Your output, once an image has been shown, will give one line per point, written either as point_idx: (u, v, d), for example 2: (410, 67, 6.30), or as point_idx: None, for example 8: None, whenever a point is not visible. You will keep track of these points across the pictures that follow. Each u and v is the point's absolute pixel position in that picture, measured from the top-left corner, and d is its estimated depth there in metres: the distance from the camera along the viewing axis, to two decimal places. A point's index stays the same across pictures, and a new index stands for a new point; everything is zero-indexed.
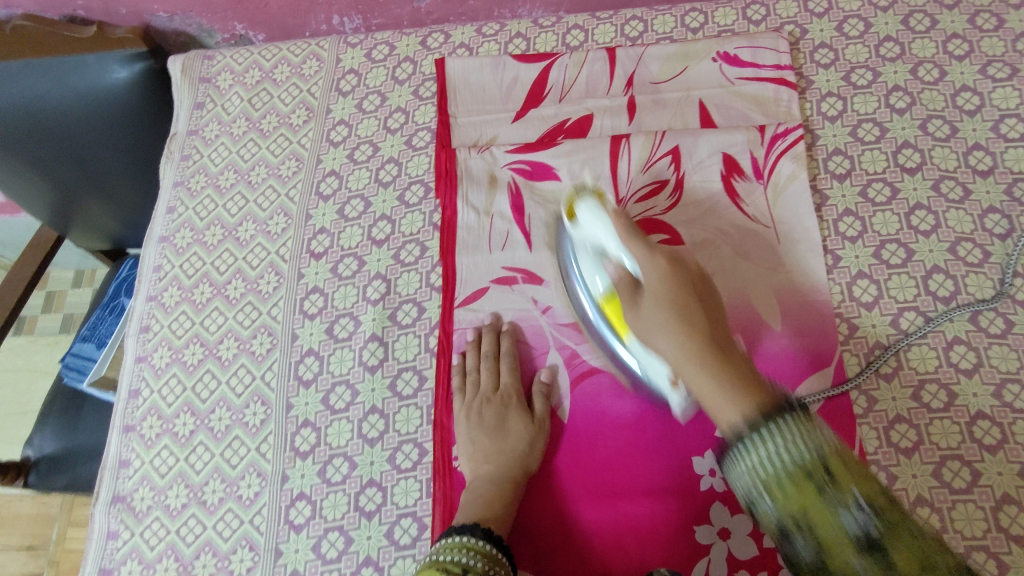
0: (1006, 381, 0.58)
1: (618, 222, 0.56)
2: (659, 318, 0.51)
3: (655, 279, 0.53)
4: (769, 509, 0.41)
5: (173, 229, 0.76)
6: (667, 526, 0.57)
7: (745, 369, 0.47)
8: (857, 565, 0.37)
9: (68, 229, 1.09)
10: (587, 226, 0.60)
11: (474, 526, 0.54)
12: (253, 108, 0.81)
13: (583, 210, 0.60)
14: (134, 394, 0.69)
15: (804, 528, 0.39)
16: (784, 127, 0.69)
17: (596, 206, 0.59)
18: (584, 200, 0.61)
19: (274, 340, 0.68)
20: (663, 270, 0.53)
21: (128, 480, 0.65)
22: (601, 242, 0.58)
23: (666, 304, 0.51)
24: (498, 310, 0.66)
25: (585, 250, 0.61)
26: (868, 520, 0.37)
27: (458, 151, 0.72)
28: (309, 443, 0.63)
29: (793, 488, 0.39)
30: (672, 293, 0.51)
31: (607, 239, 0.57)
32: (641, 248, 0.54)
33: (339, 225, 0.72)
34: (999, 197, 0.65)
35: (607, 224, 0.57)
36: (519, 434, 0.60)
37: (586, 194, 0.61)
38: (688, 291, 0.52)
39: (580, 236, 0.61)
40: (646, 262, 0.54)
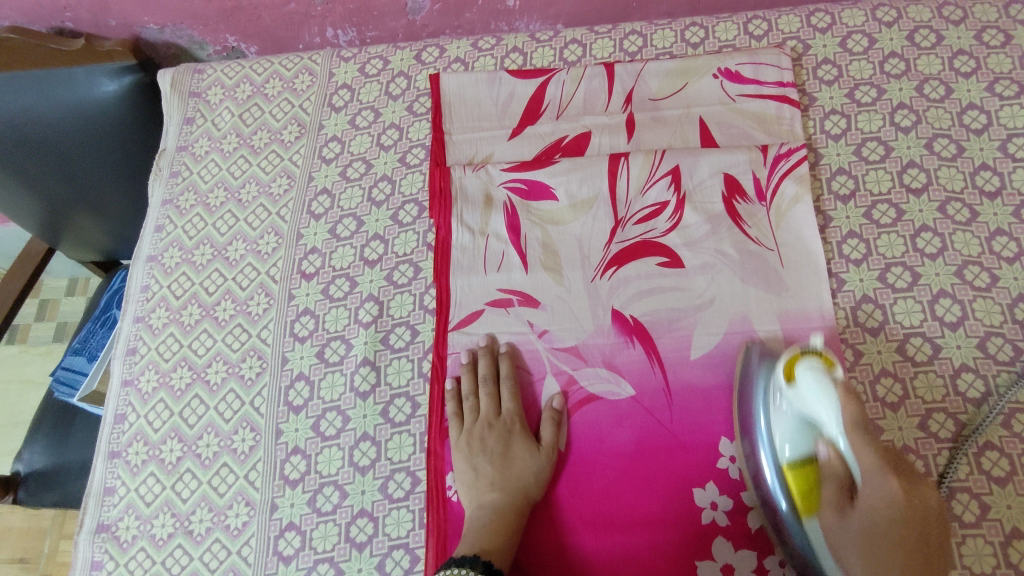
0: (1014, 411, 0.57)
1: (852, 411, 0.47)
2: (871, 527, 0.47)
3: (884, 513, 0.47)
4: None
5: (162, 248, 0.74)
6: (668, 561, 0.56)
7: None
8: None
9: (58, 241, 1.07)
10: (806, 397, 0.50)
11: (478, 557, 0.52)
12: (244, 124, 0.79)
13: (804, 372, 0.50)
14: (119, 419, 0.67)
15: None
16: (787, 146, 0.67)
17: (826, 374, 0.49)
18: (808, 362, 0.50)
19: (264, 364, 0.67)
20: (895, 494, 0.46)
21: (113, 508, 0.64)
22: (816, 418, 0.49)
23: (891, 542, 0.46)
24: (493, 333, 0.64)
25: (787, 412, 0.51)
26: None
27: (452, 169, 0.70)
28: (298, 471, 0.62)
29: None
30: (883, 543, 0.47)
31: (830, 418, 0.48)
32: (875, 464, 0.47)
33: (331, 245, 0.71)
34: (1006, 218, 0.64)
35: (835, 409, 0.48)
36: (524, 461, 0.59)
37: (811, 354, 0.51)
38: (914, 531, 0.46)
39: (791, 400, 0.51)
40: (873, 479, 0.47)
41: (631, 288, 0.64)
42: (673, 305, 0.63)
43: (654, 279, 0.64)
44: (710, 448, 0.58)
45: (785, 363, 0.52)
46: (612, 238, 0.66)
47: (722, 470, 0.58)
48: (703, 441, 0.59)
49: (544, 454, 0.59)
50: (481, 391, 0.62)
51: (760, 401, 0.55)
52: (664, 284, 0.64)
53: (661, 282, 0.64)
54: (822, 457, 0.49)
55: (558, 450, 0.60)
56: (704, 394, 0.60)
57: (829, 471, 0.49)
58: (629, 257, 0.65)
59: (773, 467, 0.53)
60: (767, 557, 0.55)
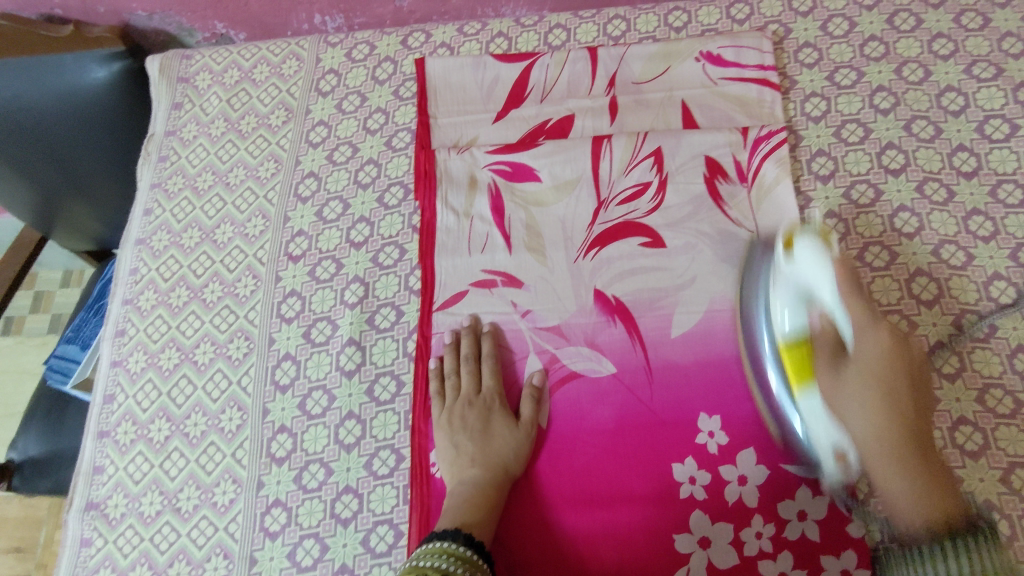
0: (987, 386, 0.58)
1: (845, 281, 0.49)
2: (862, 398, 0.49)
3: (874, 355, 0.49)
4: None
5: (150, 232, 0.75)
6: (646, 534, 0.57)
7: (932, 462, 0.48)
8: None
9: (51, 229, 1.08)
10: (803, 268, 0.52)
11: (457, 530, 0.53)
12: (231, 109, 0.80)
13: (803, 246, 0.52)
14: (108, 400, 0.68)
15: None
16: (767, 129, 0.68)
17: (821, 249, 0.51)
18: (805, 238, 0.52)
19: (250, 344, 0.67)
20: (880, 348, 0.50)
21: (101, 487, 0.64)
22: (812, 285, 0.51)
23: (881, 389, 0.49)
24: (477, 313, 0.65)
25: (785, 284, 0.54)
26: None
27: (437, 152, 0.71)
28: (285, 449, 0.63)
29: None
30: (875, 375, 0.49)
31: (826, 289, 0.50)
32: (864, 318, 0.50)
33: (317, 227, 0.71)
34: (983, 198, 0.65)
35: (829, 278, 0.50)
36: (503, 437, 0.60)
37: (808, 229, 0.53)
38: (901, 370, 0.49)
39: (790, 271, 0.53)
40: (864, 334, 0.50)
41: (613, 268, 0.65)
42: (654, 285, 0.64)
43: (636, 259, 0.65)
44: (689, 424, 0.59)
45: (786, 238, 0.54)
46: (595, 218, 0.67)
47: (700, 445, 0.58)
48: (681, 417, 0.60)
49: (522, 430, 0.60)
50: (463, 369, 0.63)
51: (761, 305, 0.58)
52: (645, 264, 0.65)
53: (643, 262, 0.65)
54: (814, 327, 0.53)
55: (538, 427, 0.61)
56: (683, 372, 0.61)
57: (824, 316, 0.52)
58: (612, 237, 0.66)
59: (772, 358, 0.56)
60: (744, 531, 0.56)
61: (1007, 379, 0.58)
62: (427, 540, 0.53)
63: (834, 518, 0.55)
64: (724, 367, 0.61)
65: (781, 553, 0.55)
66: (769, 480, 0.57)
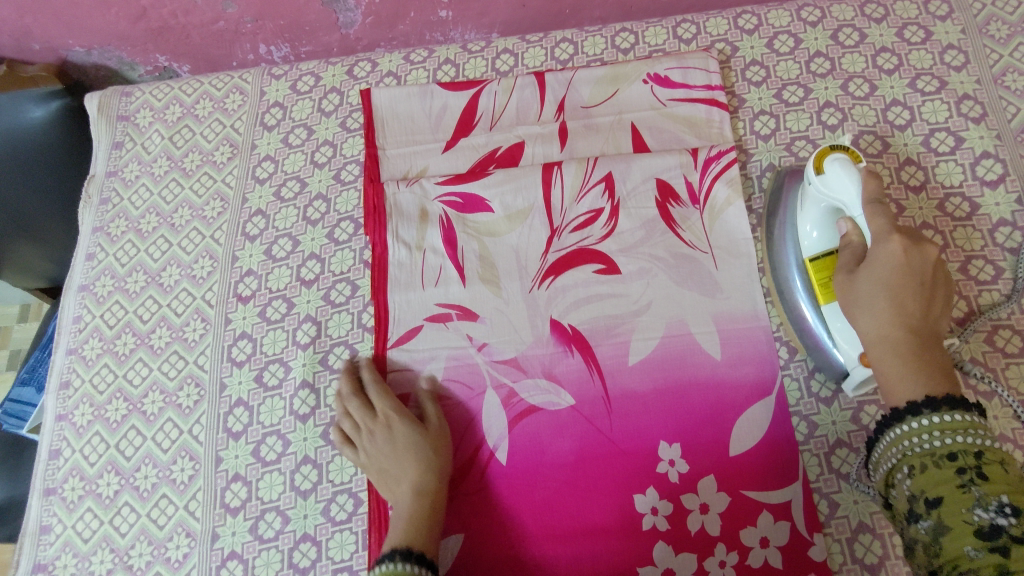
0: None
1: (871, 188, 0.52)
2: (875, 298, 0.49)
3: (888, 265, 0.49)
4: (905, 485, 0.45)
5: (94, 277, 0.73)
6: (610, 568, 0.56)
7: (938, 356, 0.48)
8: (969, 550, 0.40)
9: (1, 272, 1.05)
10: (831, 183, 0.55)
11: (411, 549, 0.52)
12: (174, 146, 0.78)
13: (833, 164, 0.55)
14: (54, 455, 0.66)
15: (934, 509, 0.42)
16: (717, 149, 0.68)
17: (852, 165, 0.54)
18: (835, 154, 0.55)
19: (201, 391, 0.66)
20: (899, 257, 0.49)
21: (49, 547, 0.62)
22: (837, 200, 0.55)
23: (900, 279, 0.49)
24: (433, 350, 0.64)
25: (815, 204, 0.58)
26: (1000, 520, 0.40)
27: (386, 185, 0.69)
28: (239, 499, 0.61)
29: (935, 470, 0.43)
30: (891, 288, 0.49)
31: (849, 197, 0.54)
32: (885, 224, 0.51)
33: (267, 266, 0.70)
34: (931, 212, 0.65)
35: (856, 188, 0.53)
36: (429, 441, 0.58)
37: (838, 149, 0.56)
38: (915, 283, 0.49)
39: (816, 188, 0.56)
40: (881, 242, 0.50)
41: (569, 297, 0.64)
42: (610, 312, 0.64)
43: (591, 286, 0.64)
44: (649, 453, 0.59)
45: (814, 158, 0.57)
46: (549, 247, 0.66)
47: (661, 474, 0.58)
48: (642, 446, 0.59)
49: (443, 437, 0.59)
50: (364, 394, 0.61)
51: (788, 232, 0.62)
52: (600, 291, 0.64)
53: (599, 288, 0.64)
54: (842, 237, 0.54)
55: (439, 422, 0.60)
56: (641, 400, 0.60)
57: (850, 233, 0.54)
58: (567, 266, 0.65)
59: (799, 270, 0.60)
60: (708, 561, 0.55)
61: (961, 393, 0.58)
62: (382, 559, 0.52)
63: (797, 544, 0.55)
64: (682, 392, 0.60)
65: None
66: (731, 507, 0.56)
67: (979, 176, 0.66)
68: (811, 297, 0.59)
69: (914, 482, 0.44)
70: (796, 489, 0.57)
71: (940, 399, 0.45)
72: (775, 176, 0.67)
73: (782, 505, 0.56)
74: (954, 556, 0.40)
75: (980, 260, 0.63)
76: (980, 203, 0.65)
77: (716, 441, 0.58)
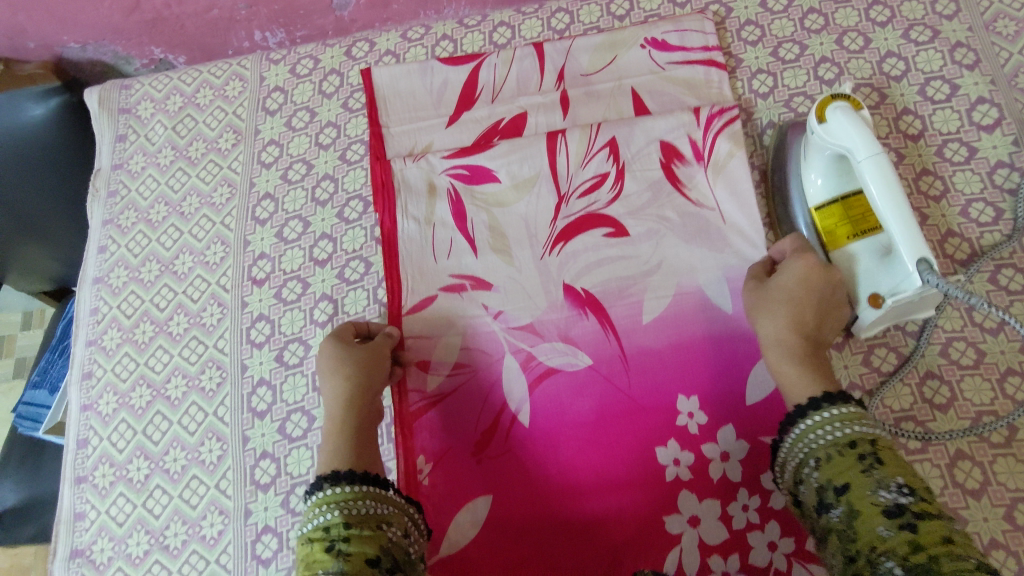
0: (951, 340, 0.60)
1: (869, 138, 0.54)
2: (772, 306, 0.57)
3: (794, 280, 0.56)
4: (813, 477, 0.49)
5: (108, 269, 0.74)
6: (635, 519, 0.58)
7: (823, 361, 0.55)
8: (881, 528, 0.44)
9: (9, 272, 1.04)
10: (836, 130, 0.56)
11: (353, 471, 0.53)
12: (178, 136, 0.78)
13: (836, 113, 0.56)
14: (83, 444, 0.67)
15: (843, 496, 0.47)
16: (719, 106, 0.68)
17: (855, 113, 0.55)
18: (839, 104, 0.56)
19: (223, 373, 0.66)
20: (798, 272, 0.56)
21: (85, 533, 0.63)
22: (843, 150, 0.56)
23: (801, 297, 0.56)
24: (448, 318, 0.65)
25: (820, 153, 0.59)
26: (902, 498, 0.44)
27: (392, 162, 0.70)
28: (269, 475, 0.62)
29: (839, 460, 0.48)
30: (785, 299, 0.56)
31: (855, 145, 0.54)
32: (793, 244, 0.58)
33: (279, 248, 0.71)
34: (930, 158, 0.67)
35: (861, 135, 0.54)
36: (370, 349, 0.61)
37: (839, 98, 0.57)
38: (812, 296, 0.56)
39: (820, 138, 0.57)
40: (791, 260, 0.57)
41: (581, 260, 0.65)
42: (622, 273, 0.65)
43: (601, 249, 0.65)
44: (668, 407, 0.60)
45: (817, 108, 0.58)
46: (557, 214, 0.67)
47: (681, 427, 0.59)
48: (661, 401, 0.60)
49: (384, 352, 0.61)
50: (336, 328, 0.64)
51: (794, 183, 0.63)
52: (610, 253, 0.65)
53: (609, 251, 0.65)
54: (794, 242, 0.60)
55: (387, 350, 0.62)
56: (658, 357, 0.62)
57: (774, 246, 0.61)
58: (576, 232, 0.66)
59: (804, 218, 0.62)
60: (731, 506, 0.57)
61: (968, 332, 0.60)
62: (317, 484, 0.52)
63: None
64: (696, 347, 0.62)
65: (768, 524, 0.56)
66: (750, 454, 0.58)
67: (975, 121, 0.67)
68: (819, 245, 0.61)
69: (821, 474, 0.49)
70: None
71: (821, 398, 0.51)
72: (777, 131, 0.68)
73: None
74: (869, 539, 0.44)
75: (979, 203, 0.64)
76: (977, 147, 0.66)
77: (734, 390, 0.60)
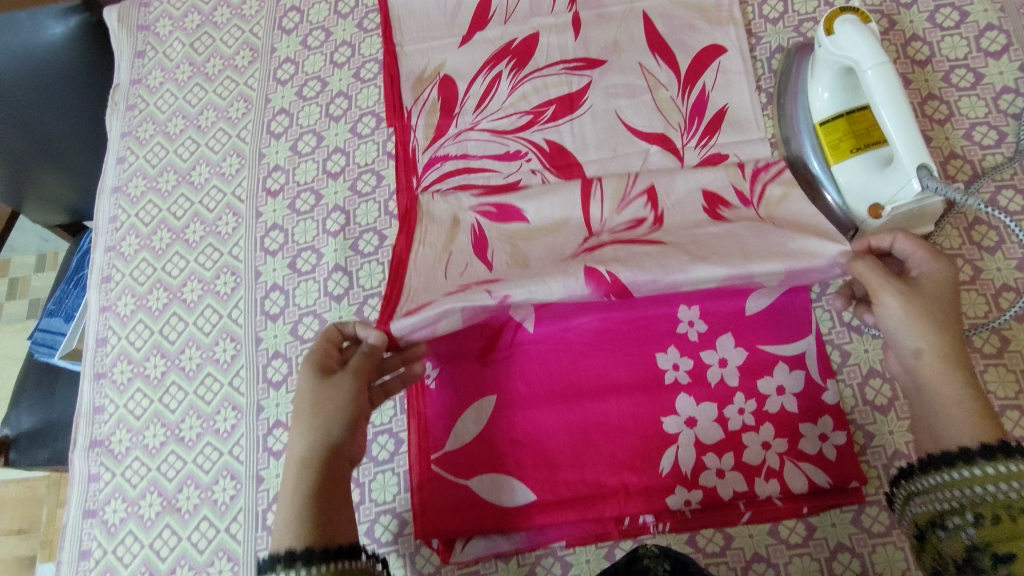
0: (948, 257, 0.61)
1: (876, 48, 0.55)
2: (935, 308, 0.48)
3: (941, 287, 0.49)
4: (966, 530, 0.42)
5: (127, 179, 0.76)
6: (633, 421, 0.59)
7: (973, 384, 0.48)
8: None
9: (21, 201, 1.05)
10: (845, 42, 0.56)
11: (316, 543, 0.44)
12: (196, 52, 0.80)
13: (845, 24, 0.56)
14: (101, 342, 0.69)
15: (1002, 564, 0.40)
16: (764, 160, 0.63)
17: (864, 25, 0.56)
18: (848, 16, 0.57)
19: (237, 279, 0.69)
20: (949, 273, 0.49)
21: (104, 425, 0.66)
22: (852, 61, 0.56)
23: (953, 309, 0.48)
24: (448, 308, 0.52)
25: (829, 67, 0.59)
26: None
27: (421, 195, 0.65)
28: (281, 373, 0.64)
29: (1008, 523, 0.41)
30: (940, 300, 0.48)
31: (863, 55, 0.55)
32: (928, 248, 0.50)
33: (293, 161, 0.72)
34: (936, 84, 0.67)
35: (869, 46, 0.55)
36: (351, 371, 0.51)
37: (848, 11, 0.58)
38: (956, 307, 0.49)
39: (828, 51, 0.58)
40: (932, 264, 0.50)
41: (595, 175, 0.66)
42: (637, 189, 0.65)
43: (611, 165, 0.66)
44: (670, 316, 0.62)
45: (826, 21, 0.58)
46: (586, 241, 0.58)
47: (681, 334, 0.61)
48: (661, 310, 0.62)
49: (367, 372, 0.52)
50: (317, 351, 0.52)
51: (799, 102, 0.64)
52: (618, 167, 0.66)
53: (613, 164, 0.66)
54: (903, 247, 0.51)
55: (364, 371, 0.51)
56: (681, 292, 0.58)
57: (867, 237, 0.53)
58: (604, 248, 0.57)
59: (808, 132, 0.63)
60: (727, 408, 0.59)
61: (966, 249, 0.61)
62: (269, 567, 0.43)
63: (811, 390, 0.58)
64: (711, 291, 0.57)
65: (763, 426, 0.58)
66: (748, 360, 0.60)
67: (983, 48, 0.68)
68: (822, 160, 0.62)
69: (981, 531, 0.42)
70: (809, 342, 0.60)
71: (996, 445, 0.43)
72: (785, 56, 0.69)
73: (796, 356, 0.60)
74: None
75: (983, 127, 0.65)
76: (984, 73, 0.67)
77: (733, 301, 0.61)
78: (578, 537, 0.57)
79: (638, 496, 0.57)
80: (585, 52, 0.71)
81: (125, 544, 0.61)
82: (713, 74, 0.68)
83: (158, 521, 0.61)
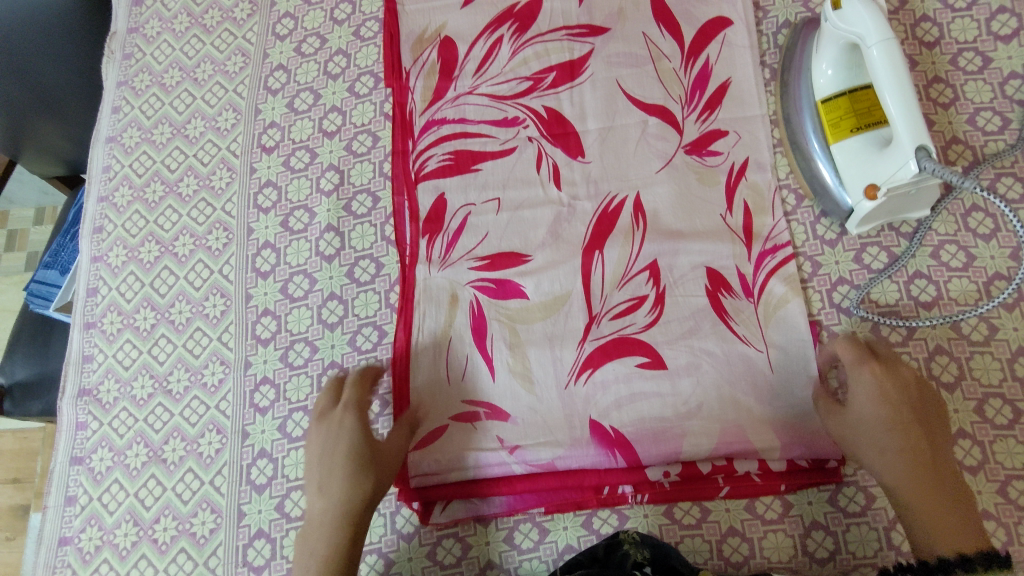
0: (944, 243, 0.61)
1: (882, 20, 0.54)
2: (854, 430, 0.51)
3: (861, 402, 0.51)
4: None
5: (121, 129, 0.75)
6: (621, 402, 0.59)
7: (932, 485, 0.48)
8: None
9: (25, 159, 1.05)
10: (851, 16, 0.56)
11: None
12: (195, 3, 0.79)
13: None
14: (92, 292, 0.70)
15: None
16: (772, 242, 0.61)
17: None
18: None
19: (229, 235, 0.69)
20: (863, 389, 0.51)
21: (93, 373, 0.66)
22: (857, 34, 0.55)
23: (875, 420, 0.50)
24: (461, 455, 0.58)
25: (835, 41, 0.59)
26: None
27: (419, 265, 0.63)
28: (270, 331, 0.64)
29: None
30: (864, 421, 0.51)
31: (868, 29, 0.54)
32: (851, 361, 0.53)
33: (289, 118, 0.71)
34: (943, 66, 0.66)
35: (875, 18, 0.54)
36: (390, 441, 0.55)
37: None
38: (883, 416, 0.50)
39: (835, 25, 0.57)
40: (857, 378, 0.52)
41: (593, 146, 0.65)
42: (633, 164, 0.64)
43: (610, 136, 0.65)
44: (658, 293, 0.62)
45: None
46: (586, 336, 0.59)
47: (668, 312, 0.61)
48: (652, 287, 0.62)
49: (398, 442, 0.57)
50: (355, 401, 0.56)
51: (802, 79, 0.63)
52: (616, 138, 0.65)
53: (611, 135, 0.66)
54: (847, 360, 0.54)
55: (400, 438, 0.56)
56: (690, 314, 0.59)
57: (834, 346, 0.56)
58: (605, 358, 0.59)
59: (808, 110, 0.62)
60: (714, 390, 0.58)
61: (961, 236, 0.61)
62: None
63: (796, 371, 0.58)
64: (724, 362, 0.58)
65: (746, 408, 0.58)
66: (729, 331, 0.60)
67: (993, 31, 0.66)
68: (819, 136, 0.61)
69: None
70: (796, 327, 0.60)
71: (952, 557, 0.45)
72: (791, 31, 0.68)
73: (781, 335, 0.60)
74: None
75: (988, 112, 0.64)
76: (992, 57, 0.66)
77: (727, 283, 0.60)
78: (556, 505, 0.57)
79: (620, 466, 0.57)
80: (589, 19, 0.69)
81: (111, 492, 0.62)
82: (717, 48, 0.67)
83: (143, 471, 0.62)
